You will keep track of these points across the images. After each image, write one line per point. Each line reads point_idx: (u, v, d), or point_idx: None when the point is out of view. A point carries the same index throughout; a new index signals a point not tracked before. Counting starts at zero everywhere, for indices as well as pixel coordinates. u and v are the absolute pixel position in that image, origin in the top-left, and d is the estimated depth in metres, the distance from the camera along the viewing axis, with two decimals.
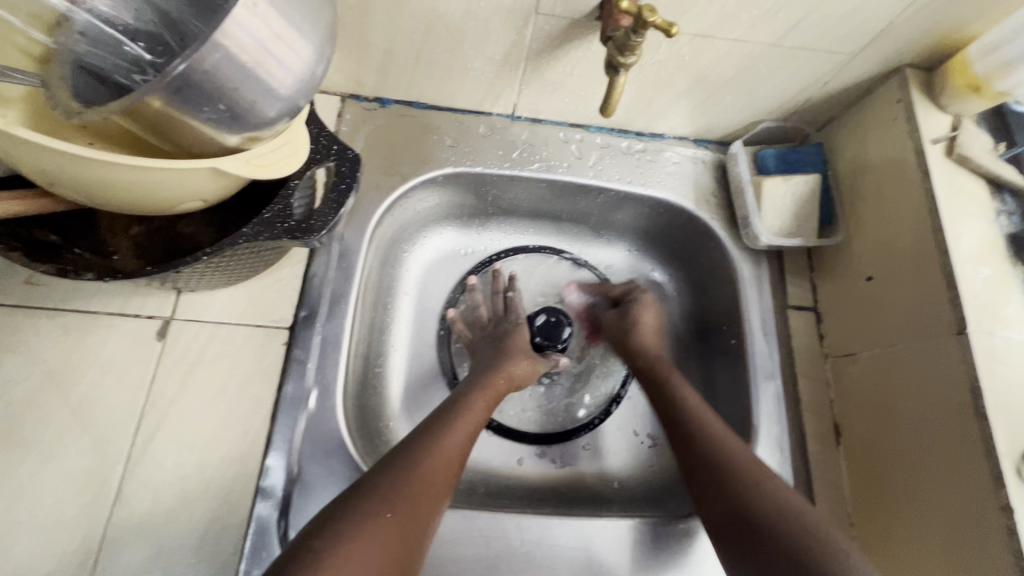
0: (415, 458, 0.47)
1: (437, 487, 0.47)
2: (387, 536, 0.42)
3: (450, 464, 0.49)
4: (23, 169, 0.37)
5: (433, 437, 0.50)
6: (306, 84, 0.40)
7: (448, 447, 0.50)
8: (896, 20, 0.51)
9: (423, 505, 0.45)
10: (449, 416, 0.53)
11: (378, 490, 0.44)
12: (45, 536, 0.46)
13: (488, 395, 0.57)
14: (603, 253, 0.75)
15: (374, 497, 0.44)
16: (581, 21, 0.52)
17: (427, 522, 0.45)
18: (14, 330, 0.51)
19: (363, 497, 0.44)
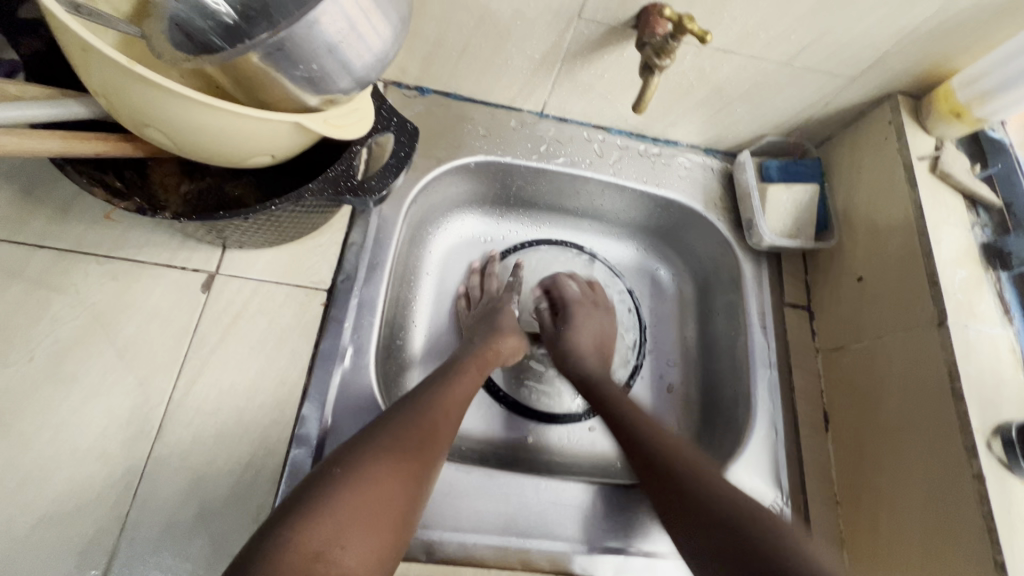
0: (424, 406, 0.50)
1: (440, 434, 0.48)
2: (401, 470, 0.44)
3: (450, 415, 0.51)
4: (121, 109, 0.40)
5: (436, 390, 0.52)
6: (379, 62, 0.44)
7: (449, 399, 0.52)
8: (892, 49, 0.58)
9: (429, 447, 0.47)
10: (449, 374, 0.55)
11: (392, 429, 0.46)
12: (86, 467, 0.47)
13: (480, 357, 0.59)
14: (618, 253, 0.80)
15: (389, 435, 0.45)
16: (618, 29, 0.57)
17: (432, 464, 0.47)
18: (62, 272, 0.53)
19: (378, 433, 0.45)
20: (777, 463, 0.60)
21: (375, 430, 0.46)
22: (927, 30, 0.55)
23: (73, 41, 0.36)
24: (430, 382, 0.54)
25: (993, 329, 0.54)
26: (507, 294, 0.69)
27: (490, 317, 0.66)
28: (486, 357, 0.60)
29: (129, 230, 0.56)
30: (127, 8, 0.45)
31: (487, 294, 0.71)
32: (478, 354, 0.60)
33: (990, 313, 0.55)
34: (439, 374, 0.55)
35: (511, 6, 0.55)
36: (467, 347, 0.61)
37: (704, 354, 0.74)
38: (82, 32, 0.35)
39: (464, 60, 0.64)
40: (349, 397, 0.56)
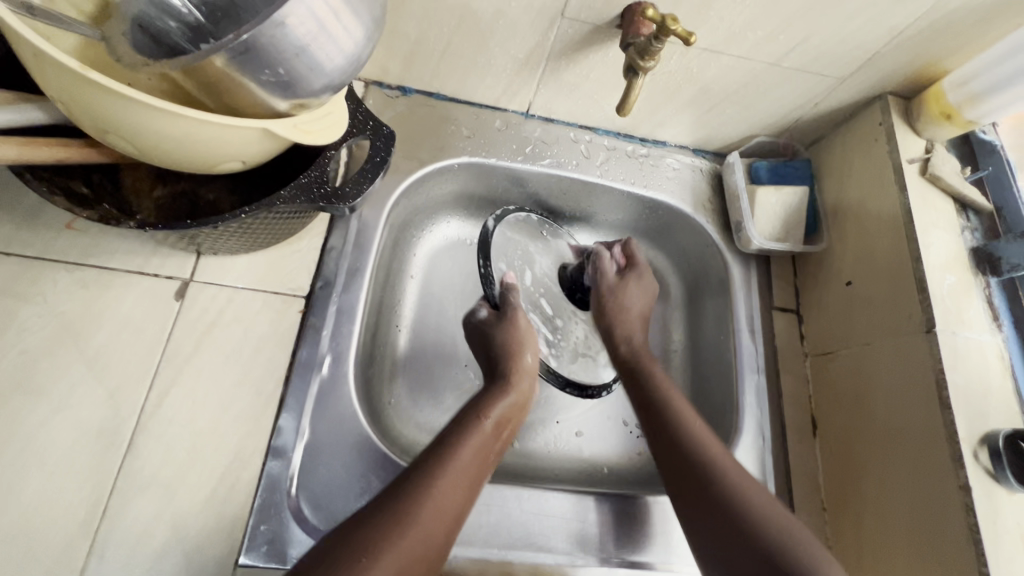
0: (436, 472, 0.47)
1: (456, 510, 0.47)
2: (419, 558, 0.43)
3: (467, 486, 0.48)
4: (79, 114, 0.38)
5: (451, 457, 0.49)
6: (352, 64, 0.42)
7: (469, 469, 0.49)
8: (882, 49, 0.56)
9: (447, 529, 0.45)
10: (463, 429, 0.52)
11: (414, 513, 0.44)
12: (54, 482, 0.46)
13: (496, 417, 0.55)
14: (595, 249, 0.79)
15: (411, 522, 0.43)
16: (602, 28, 0.56)
17: (446, 546, 0.45)
18: (29, 280, 0.51)
19: (402, 522, 0.43)
20: (764, 469, 0.60)
21: (379, 511, 0.43)
22: (917, 31, 0.54)
23: (25, 48, 0.34)
24: (442, 446, 0.50)
25: (981, 336, 0.53)
26: (523, 323, 0.64)
27: (506, 353, 0.61)
28: (508, 411, 0.56)
29: (100, 236, 0.54)
30: (88, 7, 0.43)
31: (501, 326, 0.63)
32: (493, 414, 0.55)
33: (979, 319, 0.54)
34: (455, 434, 0.51)
35: (492, 5, 0.54)
36: (490, 396, 0.57)
37: (693, 358, 0.73)
38: (33, 38, 0.33)
39: (446, 59, 0.62)
40: (327, 406, 0.54)
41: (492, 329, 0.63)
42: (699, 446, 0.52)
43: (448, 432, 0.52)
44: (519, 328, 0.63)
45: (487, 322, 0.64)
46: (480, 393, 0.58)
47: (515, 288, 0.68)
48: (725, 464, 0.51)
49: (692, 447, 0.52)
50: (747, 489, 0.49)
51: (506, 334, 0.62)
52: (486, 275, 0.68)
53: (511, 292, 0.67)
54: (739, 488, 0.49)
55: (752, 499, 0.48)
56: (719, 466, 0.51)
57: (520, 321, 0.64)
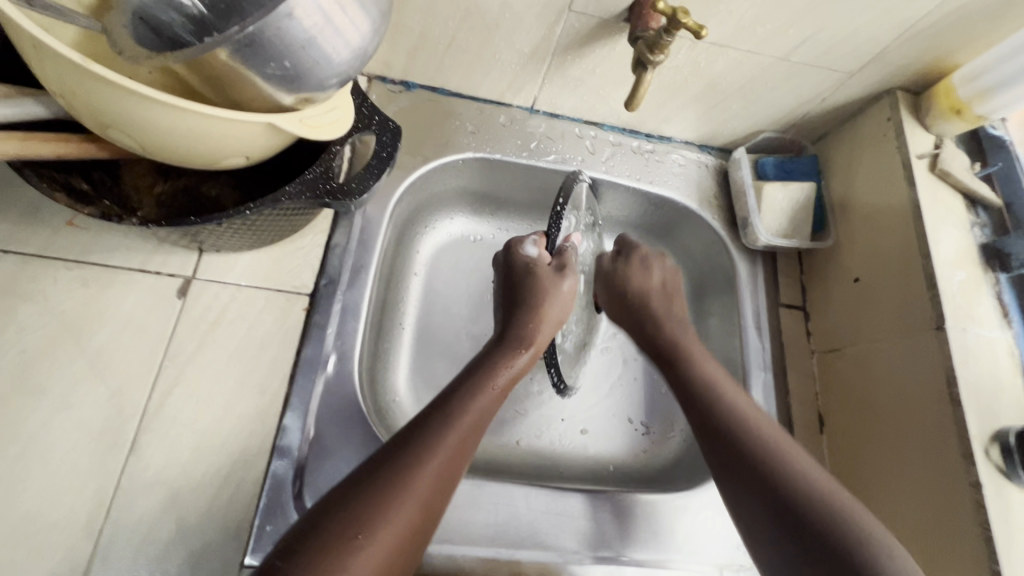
0: (426, 441, 0.44)
1: (450, 476, 0.44)
2: (416, 521, 0.41)
3: (461, 450, 0.45)
4: (80, 109, 0.38)
5: (448, 427, 0.45)
6: (359, 58, 0.41)
7: (464, 434, 0.46)
8: (892, 43, 0.56)
9: (441, 494, 0.43)
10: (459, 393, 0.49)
11: (408, 482, 0.41)
12: (56, 483, 0.45)
13: (505, 384, 0.52)
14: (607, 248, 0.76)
15: (409, 489, 0.41)
16: (610, 22, 0.55)
17: (437, 511, 0.43)
18: (28, 279, 0.50)
19: (398, 490, 0.40)
20: None
21: (358, 480, 0.41)
22: (929, 25, 0.53)
23: (26, 40, 0.34)
24: (437, 414, 0.46)
25: (991, 332, 0.53)
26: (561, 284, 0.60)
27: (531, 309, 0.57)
28: (509, 379, 0.53)
29: (101, 233, 0.53)
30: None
31: (542, 266, 0.60)
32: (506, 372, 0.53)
33: (989, 316, 0.54)
34: (453, 398, 0.48)
35: None
36: (507, 355, 0.54)
37: None
38: (34, 28, 0.32)
39: (451, 54, 0.61)
40: (333, 405, 0.54)
41: (536, 272, 0.60)
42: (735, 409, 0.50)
43: (442, 399, 0.48)
44: (561, 292, 0.59)
45: (538, 263, 0.61)
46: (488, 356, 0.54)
47: (574, 247, 0.63)
48: (774, 443, 0.47)
49: (739, 422, 0.49)
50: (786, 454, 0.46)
51: (540, 284, 0.58)
52: (559, 219, 0.60)
53: (570, 250, 0.63)
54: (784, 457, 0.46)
55: (813, 483, 0.44)
56: (767, 444, 0.47)
57: (564, 283, 0.60)
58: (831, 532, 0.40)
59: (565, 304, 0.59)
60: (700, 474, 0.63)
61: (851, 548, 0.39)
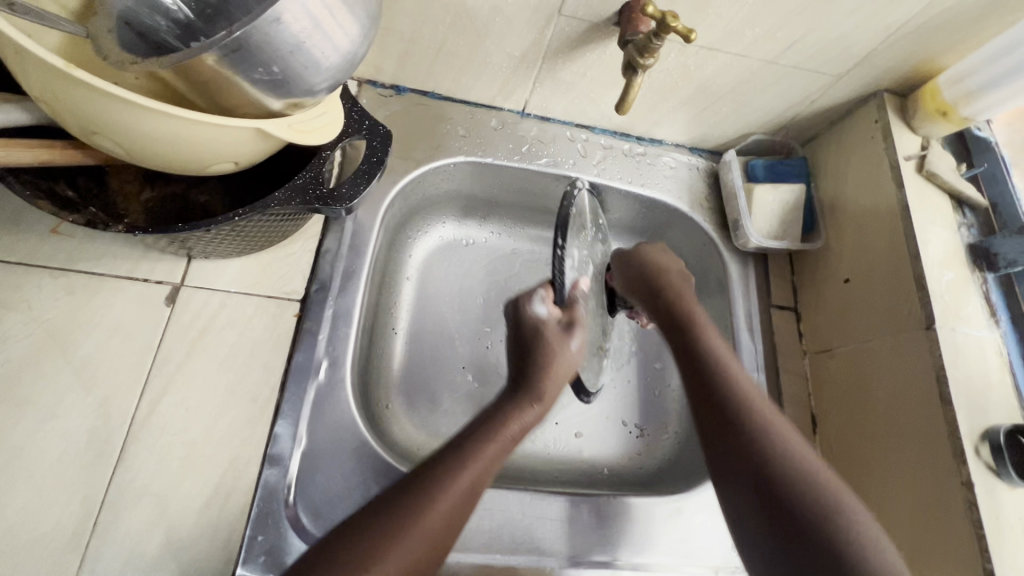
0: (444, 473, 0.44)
1: (464, 508, 0.43)
2: (422, 558, 0.39)
3: (477, 485, 0.45)
4: (63, 115, 0.37)
5: (466, 460, 0.45)
6: (347, 63, 0.41)
7: (481, 466, 0.46)
8: (879, 46, 0.56)
9: (456, 523, 0.42)
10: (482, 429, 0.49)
11: (428, 503, 0.41)
12: (42, 495, 0.45)
13: (519, 427, 0.51)
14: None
15: (430, 511, 0.41)
16: (600, 26, 0.55)
17: (451, 539, 0.42)
18: (12, 288, 0.49)
19: (417, 510, 0.40)
20: None
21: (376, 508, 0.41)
22: (915, 27, 0.54)
23: (7, 45, 0.33)
24: (459, 447, 0.47)
25: (980, 331, 0.53)
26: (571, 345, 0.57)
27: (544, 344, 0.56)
28: (520, 430, 0.51)
29: (87, 240, 0.52)
30: (73, 4, 0.42)
31: (541, 303, 0.60)
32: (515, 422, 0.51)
33: (977, 315, 0.54)
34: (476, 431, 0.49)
35: (488, 2, 0.53)
36: (520, 400, 0.53)
37: None
38: (15, 33, 0.32)
39: (441, 57, 0.61)
40: (326, 412, 0.53)
41: (544, 330, 0.57)
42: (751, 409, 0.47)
43: (461, 437, 0.48)
44: (569, 355, 0.56)
45: (547, 323, 0.57)
46: (500, 402, 0.53)
47: (582, 295, 0.59)
48: (799, 456, 0.44)
49: (742, 399, 0.48)
50: (833, 488, 0.42)
51: (548, 341, 0.56)
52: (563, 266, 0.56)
53: (578, 297, 0.59)
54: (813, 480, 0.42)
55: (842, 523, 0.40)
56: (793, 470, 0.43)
57: (577, 310, 0.59)
58: (836, 539, 0.39)
59: (571, 327, 0.58)
60: (694, 475, 0.63)
61: (849, 556, 0.38)
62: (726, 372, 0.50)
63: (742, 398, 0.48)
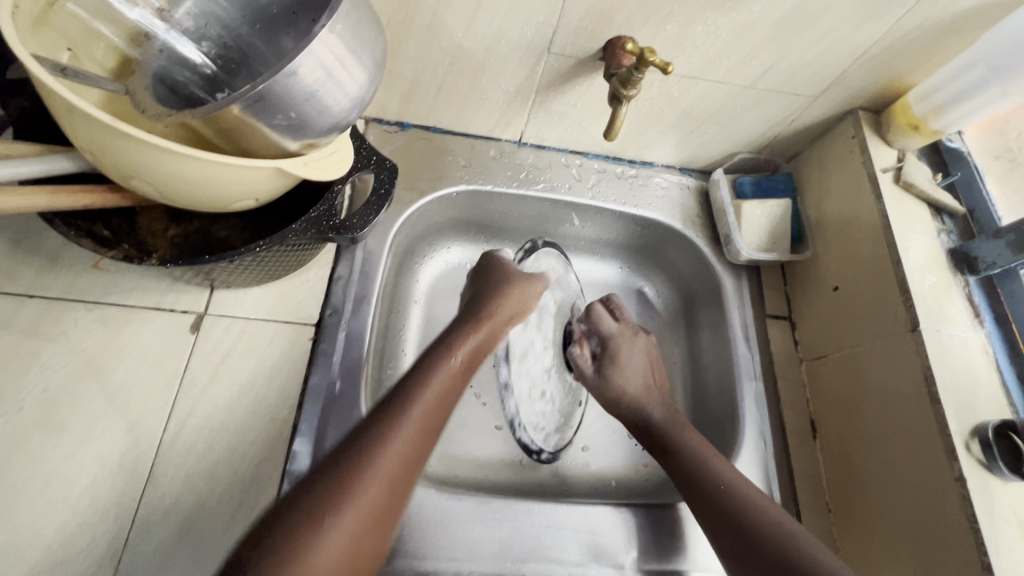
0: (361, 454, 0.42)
1: (396, 494, 0.43)
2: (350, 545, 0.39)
3: (402, 472, 0.44)
4: (105, 163, 0.42)
5: (380, 442, 0.44)
6: (357, 105, 0.45)
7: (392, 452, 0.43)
8: (849, 68, 0.60)
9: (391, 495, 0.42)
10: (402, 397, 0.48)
11: (355, 484, 0.41)
12: (77, 515, 0.47)
13: (465, 353, 0.54)
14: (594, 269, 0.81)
15: (354, 492, 0.40)
16: (587, 60, 0.59)
17: (399, 504, 0.43)
18: (51, 321, 0.53)
19: (338, 495, 0.40)
20: (768, 472, 0.61)
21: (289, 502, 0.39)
22: (880, 50, 0.58)
23: (60, 105, 0.38)
24: (371, 428, 0.44)
25: (964, 332, 0.55)
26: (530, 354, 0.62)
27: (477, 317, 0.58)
28: (471, 353, 0.55)
29: (119, 275, 0.57)
30: (111, 64, 0.47)
31: (497, 278, 0.63)
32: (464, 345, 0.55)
33: (961, 317, 0.56)
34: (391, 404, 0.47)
35: (483, 44, 0.58)
36: (461, 333, 0.56)
37: (692, 367, 0.75)
38: (68, 95, 0.36)
39: (441, 95, 0.66)
40: (341, 430, 0.56)
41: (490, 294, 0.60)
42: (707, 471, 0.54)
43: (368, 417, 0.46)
44: (527, 291, 0.62)
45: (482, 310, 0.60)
46: (430, 348, 0.54)
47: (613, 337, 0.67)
48: (750, 503, 0.52)
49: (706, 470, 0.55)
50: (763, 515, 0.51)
51: (496, 290, 0.60)
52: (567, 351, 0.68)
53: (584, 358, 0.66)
54: (748, 511, 0.51)
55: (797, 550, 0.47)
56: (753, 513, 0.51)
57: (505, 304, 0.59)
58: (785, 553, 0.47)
59: (517, 301, 0.60)
60: None
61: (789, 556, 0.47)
62: (682, 445, 0.57)
63: (686, 450, 0.57)
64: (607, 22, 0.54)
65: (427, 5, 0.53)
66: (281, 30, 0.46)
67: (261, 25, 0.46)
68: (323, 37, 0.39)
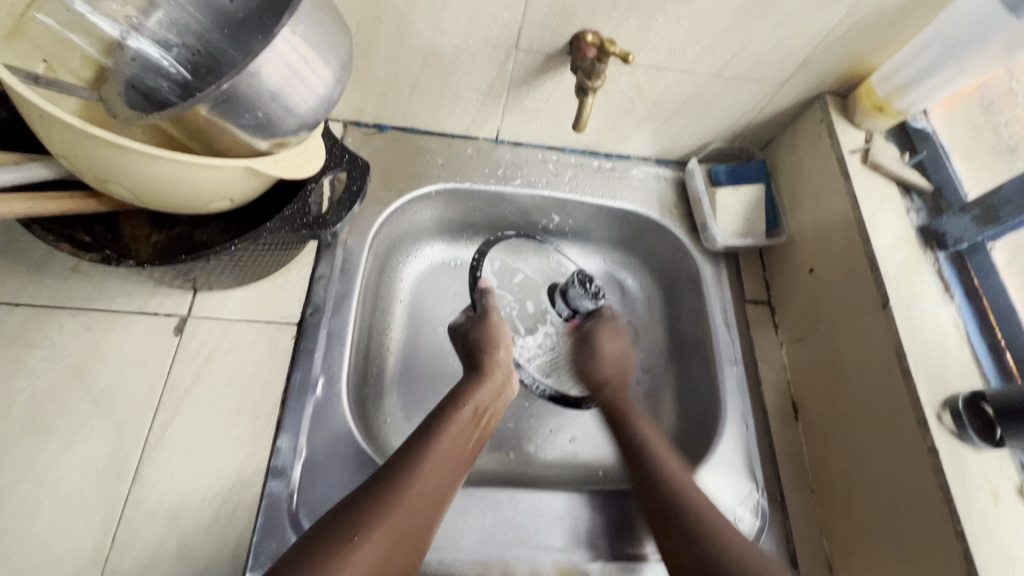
0: (409, 467, 0.50)
1: (422, 518, 0.48)
2: (393, 545, 0.46)
3: (433, 492, 0.50)
4: (81, 168, 0.43)
5: (422, 458, 0.51)
6: (323, 105, 0.47)
7: (430, 483, 0.50)
8: (812, 53, 0.61)
9: (428, 512, 0.49)
10: (436, 426, 0.55)
11: (388, 509, 0.46)
12: (65, 515, 0.48)
13: (475, 404, 0.58)
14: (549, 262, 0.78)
15: (401, 497, 0.48)
16: (555, 56, 0.61)
17: (422, 537, 0.48)
18: (37, 328, 0.55)
19: (385, 502, 0.47)
20: (749, 455, 0.62)
21: (342, 508, 0.46)
22: (840, 34, 0.59)
23: (32, 111, 0.39)
24: (415, 447, 0.52)
25: (935, 307, 0.56)
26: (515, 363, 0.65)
27: (488, 353, 0.63)
28: (481, 408, 0.59)
29: (102, 281, 0.58)
30: (86, 74, 0.48)
31: (490, 338, 0.65)
32: (473, 402, 0.58)
33: (931, 291, 0.57)
34: (431, 429, 0.54)
35: (452, 43, 0.59)
36: (471, 384, 0.60)
37: (674, 356, 0.75)
38: (40, 102, 0.37)
39: (415, 96, 0.68)
40: (324, 425, 0.57)
41: (501, 335, 0.65)
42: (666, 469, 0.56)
43: (411, 440, 0.53)
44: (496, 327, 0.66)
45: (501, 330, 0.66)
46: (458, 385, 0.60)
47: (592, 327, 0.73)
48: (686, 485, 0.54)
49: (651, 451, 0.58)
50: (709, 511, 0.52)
51: (493, 336, 0.65)
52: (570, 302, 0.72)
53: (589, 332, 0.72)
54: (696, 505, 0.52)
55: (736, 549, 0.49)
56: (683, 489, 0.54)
57: (500, 357, 0.63)
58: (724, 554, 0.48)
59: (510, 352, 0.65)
60: (686, 464, 0.65)
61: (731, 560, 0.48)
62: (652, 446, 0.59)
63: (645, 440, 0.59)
64: (570, 18, 0.56)
65: (394, 6, 0.55)
66: (250, 35, 0.47)
67: (229, 31, 0.48)
68: (287, 37, 0.41)
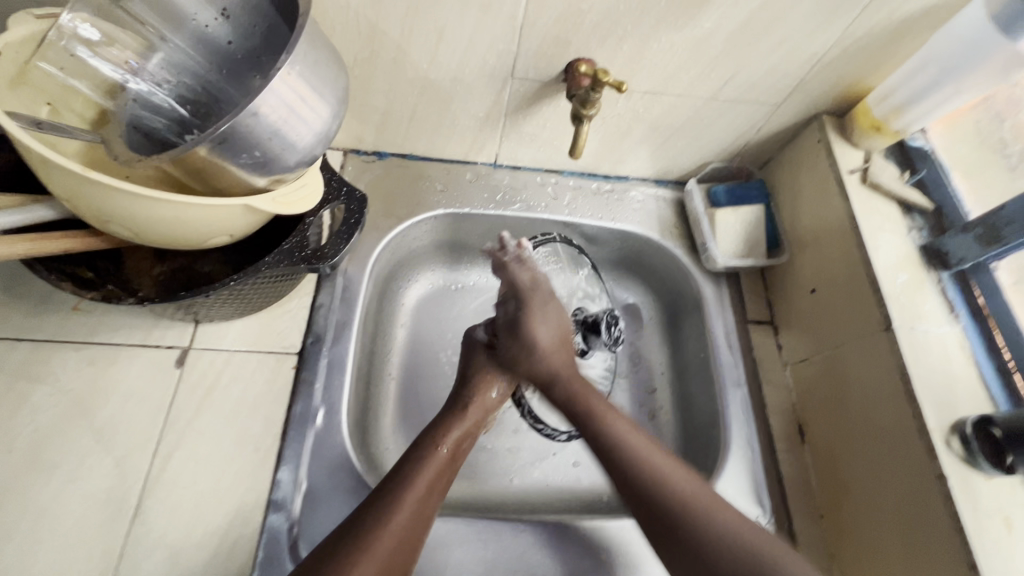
0: (387, 506, 0.48)
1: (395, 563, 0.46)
2: None
3: (410, 530, 0.47)
4: (81, 208, 0.43)
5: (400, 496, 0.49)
6: (321, 140, 0.47)
7: (406, 524, 0.47)
8: (807, 75, 0.61)
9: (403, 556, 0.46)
10: (412, 462, 0.52)
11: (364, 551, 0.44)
12: (65, 552, 0.48)
13: (452, 444, 0.56)
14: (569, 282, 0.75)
15: (379, 537, 0.45)
16: (550, 83, 0.61)
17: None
18: (41, 363, 0.55)
19: (361, 545, 0.45)
20: (755, 480, 0.61)
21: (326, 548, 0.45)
22: (834, 57, 0.59)
23: (33, 156, 0.40)
24: (390, 485, 0.50)
25: (940, 328, 0.55)
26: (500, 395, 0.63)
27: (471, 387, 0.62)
28: (456, 443, 0.57)
29: (105, 314, 0.58)
30: (90, 114, 0.49)
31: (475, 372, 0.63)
32: (449, 437, 0.56)
33: (935, 312, 0.56)
34: (405, 466, 0.52)
35: (448, 74, 0.60)
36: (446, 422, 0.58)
37: (677, 377, 0.75)
38: (41, 149, 0.38)
39: (413, 124, 0.68)
40: (324, 456, 0.56)
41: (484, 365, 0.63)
42: (634, 455, 0.52)
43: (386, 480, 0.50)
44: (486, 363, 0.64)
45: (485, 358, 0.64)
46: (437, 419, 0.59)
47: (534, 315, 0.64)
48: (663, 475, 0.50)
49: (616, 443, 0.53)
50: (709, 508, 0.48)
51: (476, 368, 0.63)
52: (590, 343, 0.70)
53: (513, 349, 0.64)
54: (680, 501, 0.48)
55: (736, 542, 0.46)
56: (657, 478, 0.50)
57: (483, 396, 0.61)
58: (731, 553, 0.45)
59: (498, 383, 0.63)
60: None
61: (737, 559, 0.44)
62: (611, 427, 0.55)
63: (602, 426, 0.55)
64: (564, 47, 0.56)
65: (391, 40, 0.56)
66: (248, 74, 0.49)
67: (228, 70, 0.49)
68: (284, 78, 0.41)
